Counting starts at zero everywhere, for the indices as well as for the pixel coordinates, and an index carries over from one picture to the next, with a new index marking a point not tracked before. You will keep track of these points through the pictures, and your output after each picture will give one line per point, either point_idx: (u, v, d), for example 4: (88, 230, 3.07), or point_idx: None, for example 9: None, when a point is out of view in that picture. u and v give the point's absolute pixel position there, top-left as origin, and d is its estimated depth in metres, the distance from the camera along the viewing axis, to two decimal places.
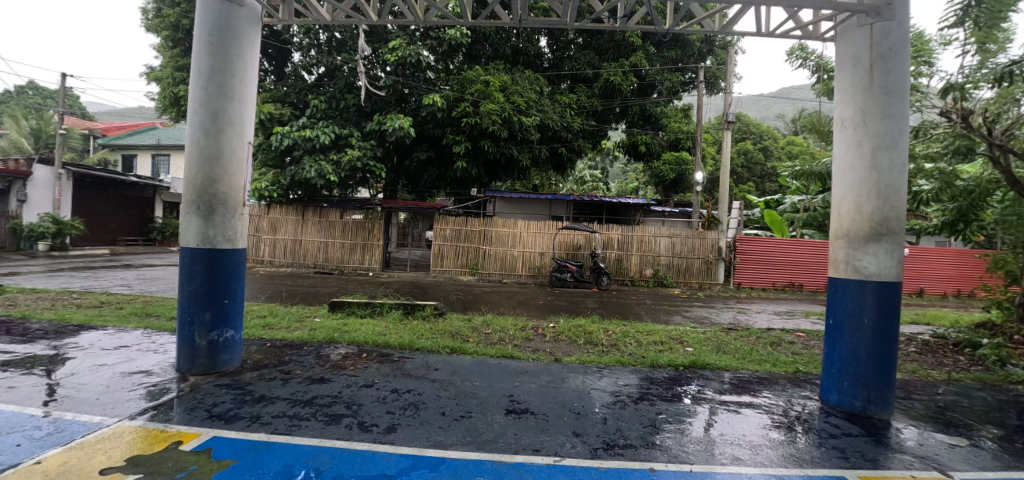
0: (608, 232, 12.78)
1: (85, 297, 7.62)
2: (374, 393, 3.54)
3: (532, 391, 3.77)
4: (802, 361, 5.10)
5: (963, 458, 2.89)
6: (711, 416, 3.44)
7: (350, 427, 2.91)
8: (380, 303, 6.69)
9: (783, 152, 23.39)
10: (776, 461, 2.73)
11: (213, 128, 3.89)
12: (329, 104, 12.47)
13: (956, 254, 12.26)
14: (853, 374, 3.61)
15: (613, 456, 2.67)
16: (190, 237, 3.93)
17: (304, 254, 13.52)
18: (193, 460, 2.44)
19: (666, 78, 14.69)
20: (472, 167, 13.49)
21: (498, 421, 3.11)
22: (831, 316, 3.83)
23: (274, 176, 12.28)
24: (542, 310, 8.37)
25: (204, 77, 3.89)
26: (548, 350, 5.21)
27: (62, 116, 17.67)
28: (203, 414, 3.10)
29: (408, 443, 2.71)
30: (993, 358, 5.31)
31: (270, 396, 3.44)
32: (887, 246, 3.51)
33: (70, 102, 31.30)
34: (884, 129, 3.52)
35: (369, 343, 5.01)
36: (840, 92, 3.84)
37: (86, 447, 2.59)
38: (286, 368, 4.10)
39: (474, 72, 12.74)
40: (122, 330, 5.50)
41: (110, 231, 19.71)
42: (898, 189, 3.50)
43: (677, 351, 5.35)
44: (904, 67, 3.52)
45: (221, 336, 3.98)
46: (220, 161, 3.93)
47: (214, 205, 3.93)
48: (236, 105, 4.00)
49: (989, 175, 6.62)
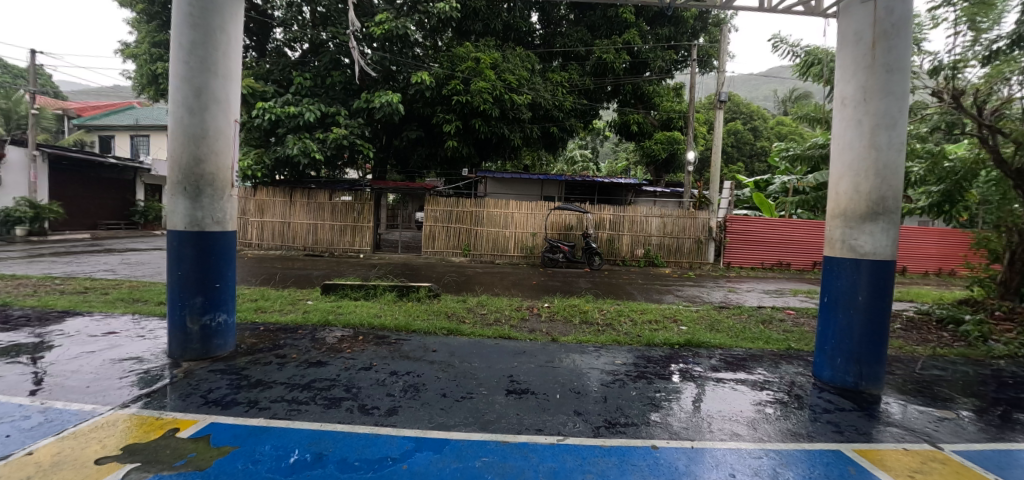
0: (600, 213, 12.76)
1: (68, 283, 7.41)
2: (373, 376, 3.50)
3: (531, 371, 3.78)
4: (793, 338, 5.21)
5: (951, 431, 2.99)
6: (708, 393, 3.49)
7: (351, 411, 2.89)
8: (374, 285, 6.61)
9: (773, 133, 23.76)
10: (774, 436, 2.78)
11: (197, 105, 3.70)
12: (314, 81, 12.24)
13: (939, 233, 12.51)
14: (846, 350, 3.65)
15: (615, 434, 2.70)
16: (177, 219, 3.76)
17: (294, 236, 13.32)
18: (191, 447, 2.41)
19: (660, 56, 14.49)
20: (463, 147, 13.33)
21: (499, 401, 3.12)
22: (825, 295, 3.86)
23: (258, 155, 11.96)
24: (535, 290, 8.40)
25: (185, 51, 3.68)
26: (545, 330, 5.24)
27: (33, 94, 16.87)
28: (199, 400, 3.05)
29: (410, 426, 2.70)
30: (976, 334, 5.49)
31: (267, 381, 3.39)
32: (883, 225, 3.53)
33: (43, 82, 30.01)
34: (883, 108, 3.49)
35: (365, 326, 4.96)
36: (840, 69, 3.78)
37: (79, 436, 2.54)
38: (282, 352, 4.04)
39: (464, 49, 12.55)
40: (109, 316, 5.39)
41: (90, 215, 19.20)
42: (896, 167, 3.50)
43: (672, 330, 5.42)
44: (906, 45, 3.48)
45: (213, 320, 3.87)
46: (205, 139, 3.74)
47: (201, 186, 3.76)
48: (221, 82, 3.80)
49: (974, 156, 6.79)
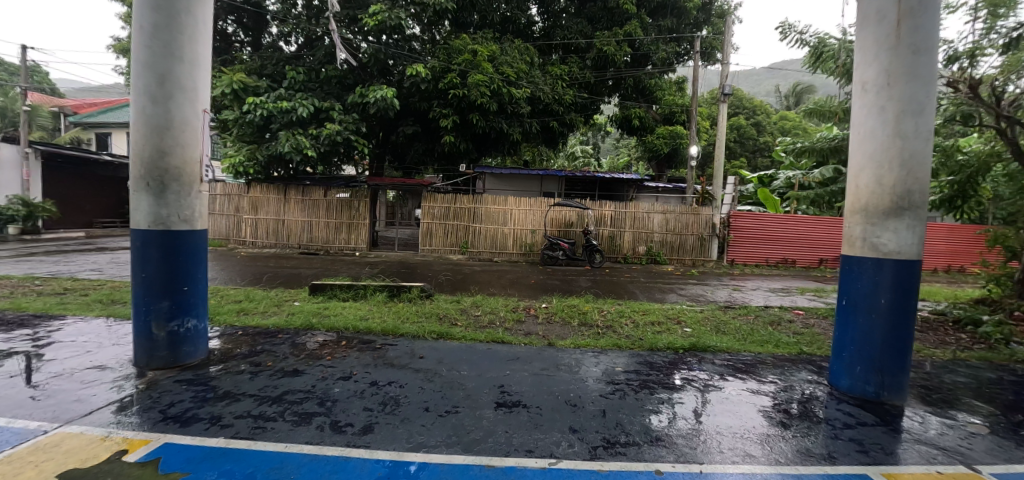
0: (600, 209, 12.47)
1: (48, 284, 7.14)
2: (351, 387, 3.23)
3: (525, 380, 3.50)
4: (804, 341, 4.92)
5: (987, 449, 2.70)
6: (714, 405, 3.20)
7: (322, 429, 2.61)
8: (364, 285, 6.33)
9: (776, 128, 23.41)
10: (793, 457, 2.49)
11: (160, 93, 3.41)
12: (307, 76, 11.95)
13: (948, 229, 12.16)
14: (867, 358, 3.36)
15: (614, 456, 2.41)
16: (140, 217, 3.48)
17: (288, 234, 13.05)
18: (135, 474, 2.14)
19: (661, 49, 14.13)
20: (460, 142, 13.01)
21: (488, 416, 2.84)
22: (843, 297, 3.57)
23: (251, 151, 11.68)
24: (534, 289, 8.10)
25: (147, 34, 3.38)
26: (541, 333, 4.95)
27: (26, 91, 16.61)
28: (157, 416, 2.78)
29: (386, 447, 2.42)
30: (997, 336, 5.20)
31: (236, 393, 3.12)
32: (908, 222, 3.23)
33: (38, 79, 29.67)
34: (909, 93, 3.19)
35: (350, 329, 4.69)
36: (860, 52, 3.46)
37: (14, 460, 2.27)
38: (256, 360, 3.77)
39: (461, 41, 12.21)
40: (82, 319, 5.12)
41: (85, 214, 18.97)
42: (923, 158, 3.20)
43: (675, 332, 5.14)
44: (934, 23, 3.17)
45: (182, 326, 3.60)
46: (170, 131, 3.46)
47: (166, 182, 3.48)
48: (187, 68, 3.51)
49: (990, 149, 6.49)
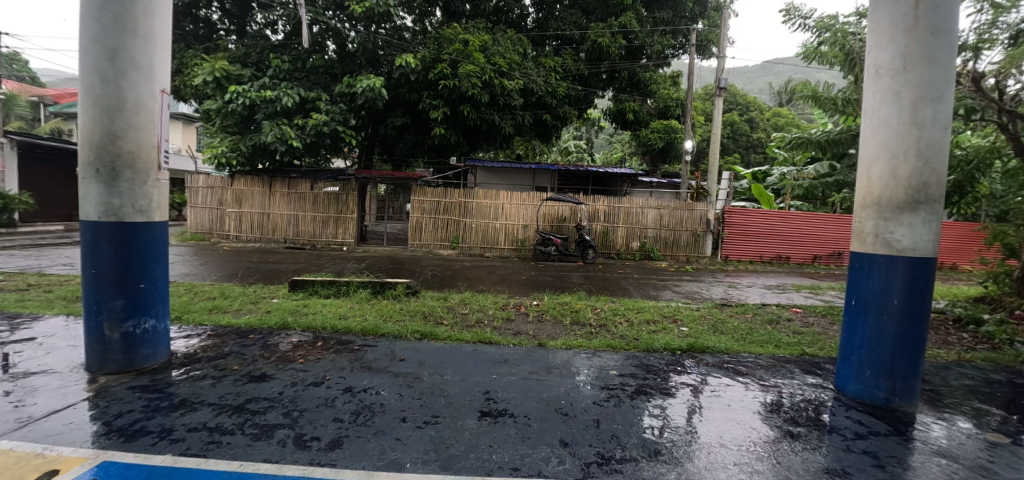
0: (594, 204, 12.21)
1: (12, 280, 6.75)
2: (322, 394, 2.95)
3: (512, 385, 3.25)
4: (805, 342, 4.72)
5: (1009, 462, 2.49)
6: (715, 412, 2.98)
7: (284, 444, 2.34)
8: (348, 281, 6.03)
9: (769, 124, 23.33)
10: (805, 475, 2.26)
11: (112, 71, 3.09)
12: (292, 64, 11.52)
13: None
14: (876, 362, 3.16)
15: (609, 474, 2.17)
16: (90, 207, 3.17)
17: (274, 228, 12.67)
18: None
19: (656, 41, 13.82)
20: (450, 134, 12.67)
21: (470, 427, 2.59)
22: (852, 296, 3.36)
23: (234, 141, 11.24)
24: (525, 286, 7.86)
25: (94, 4, 3.05)
26: (531, 333, 4.70)
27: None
28: (99, 429, 2.48)
29: (353, 465, 2.16)
30: (1001, 336, 5.06)
31: (193, 401, 2.83)
32: (924, 217, 3.01)
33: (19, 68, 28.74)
34: (927, 77, 2.97)
35: (327, 329, 4.40)
36: (874, 34, 3.22)
37: None
38: (222, 363, 3.47)
39: (451, 30, 11.85)
40: (39, 318, 4.77)
41: (64, 206, 18.34)
42: (940, 148, 2.98)
43: (672, 332, 4.92)
44: (955, 3, 2.94)
45: (138, 327, 3.29)
46: (123, 112, 3.14)
47: (118, 168, 3.17)
48: (142, 45, 3.19)
49: (989, 144, 6.31)
